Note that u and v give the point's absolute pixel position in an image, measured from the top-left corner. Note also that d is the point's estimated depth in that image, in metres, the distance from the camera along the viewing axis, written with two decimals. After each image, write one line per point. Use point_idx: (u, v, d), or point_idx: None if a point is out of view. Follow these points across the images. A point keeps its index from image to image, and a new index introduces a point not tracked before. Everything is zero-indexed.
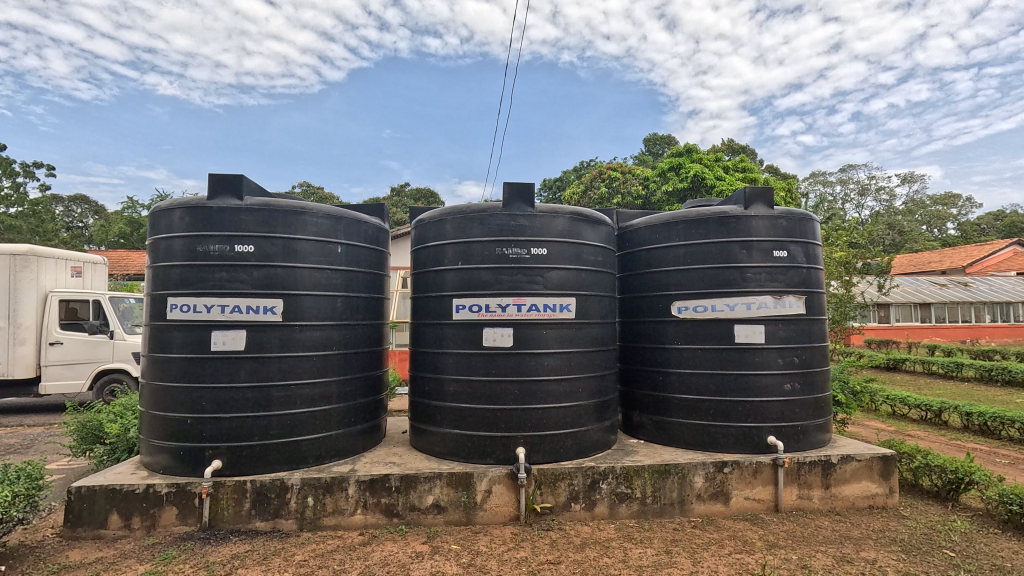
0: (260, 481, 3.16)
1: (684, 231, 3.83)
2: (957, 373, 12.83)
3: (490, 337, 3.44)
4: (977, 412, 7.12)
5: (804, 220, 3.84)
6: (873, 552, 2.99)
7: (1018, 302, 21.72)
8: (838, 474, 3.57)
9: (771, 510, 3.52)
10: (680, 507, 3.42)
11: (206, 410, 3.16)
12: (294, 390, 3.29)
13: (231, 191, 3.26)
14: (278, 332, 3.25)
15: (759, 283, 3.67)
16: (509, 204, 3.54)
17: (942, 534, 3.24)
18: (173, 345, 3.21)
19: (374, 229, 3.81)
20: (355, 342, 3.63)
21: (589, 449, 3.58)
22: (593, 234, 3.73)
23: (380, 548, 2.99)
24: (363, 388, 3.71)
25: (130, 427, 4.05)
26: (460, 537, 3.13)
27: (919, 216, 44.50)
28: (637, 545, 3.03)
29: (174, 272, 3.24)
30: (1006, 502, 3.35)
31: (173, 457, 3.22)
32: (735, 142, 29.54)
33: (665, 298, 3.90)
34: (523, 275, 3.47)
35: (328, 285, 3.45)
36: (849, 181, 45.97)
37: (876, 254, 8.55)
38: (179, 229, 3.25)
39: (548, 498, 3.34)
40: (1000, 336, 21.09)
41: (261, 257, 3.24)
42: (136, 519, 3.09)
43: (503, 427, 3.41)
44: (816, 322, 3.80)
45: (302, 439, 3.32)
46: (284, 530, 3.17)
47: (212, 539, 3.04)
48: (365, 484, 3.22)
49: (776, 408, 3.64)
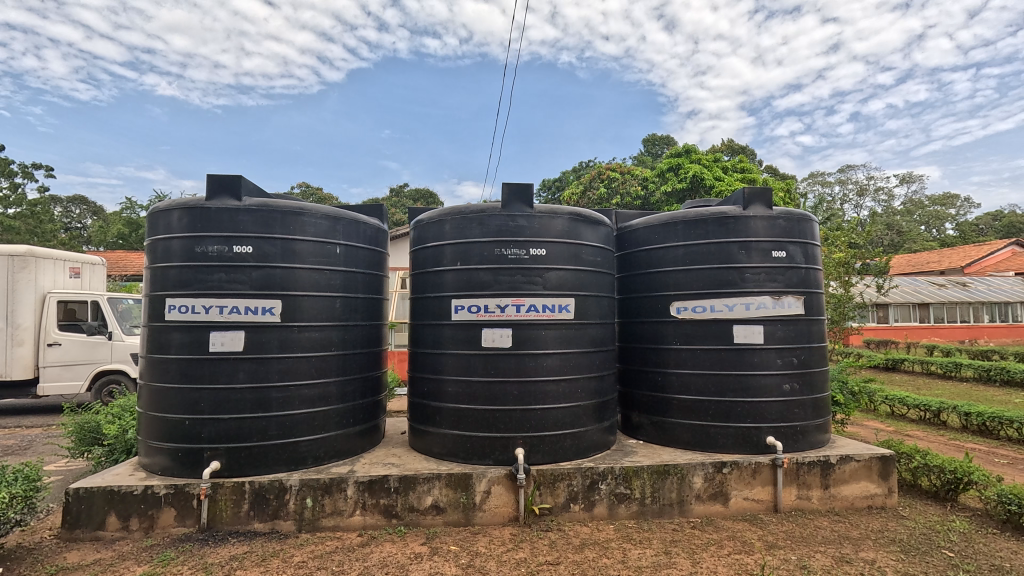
0: (258, 483, 3.15)
1: (683, 231, 3.83)
2: (956, 373, 12.85)
3: (489, 337, 3.44)
4: (976, 412, 7.13)
5: (803, 221, 3.84)
6: (872, 552, 2.99)
7: (1016, 302, 21.75)
8: (837, 474, 3.57)
9: (770, 511, 3.52)
10: (679, 508, 3.42)
11: (205, 411, 3.16)
12: (292, 391, 3.29)
13: (230, 191, 3.25)
14: (276, 332, 3.24)
15: (758, 284, 3.68)
16: (507, 204, 3.54)
17: (941, 534, 3.24)
18: (172, 346, 3.20)
19: (373, 230, 3.80)
20: (354, 343, 3.63)
21: (589, 450, 3.58)
22: (592, 235, 3.73)
23: (379, 549, 2.98)
24: (362, 388, 3.70)
25: (128, 428, 4.05)
26: (459, 538, 3.13)
27: (917, 216, 44.57)
28: (636, 546, 3.03)
29: (172, 273, 3.24)
30: (1005, 502, 3.35)
31: (172, 458, 3.21)
32: (734, 142, 29.62)
33: (664, 298, 3.90)
34: (522, 275, 3.47)
35: (327, 286, 3.45)
36: (848, 181, 46.04)
37: (875, 254, 8.56)
38: (178, 230, 3.24)
39: (547, 498, 3.34)
40: (999, 336, 21.12)
41: (260, 257, 3.24)
42: (134, 520, 3.09)
43: (502, 428, 3.41)
44: (814, 322, 3.80)
45: (300, 440, 3.31)
46: (283, 531, 3.16)
47: (210, 541, 3.04)
48: (364, 484, 3.22)
49: (775, 408, 3.64)
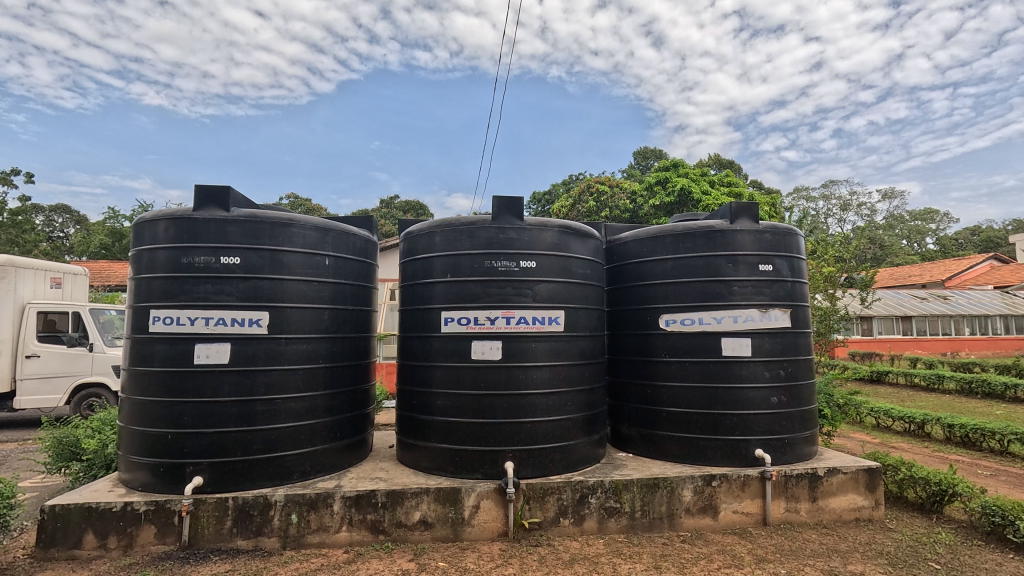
0: (242, 499, 3.08)
1: (672, 244, 3.86)
2: (939, 385, 13.00)
3: (479, 350, 3.42)
4: (959, 424, 7.21)
5: (789, 234, 3.90)
6: (860, 564, 3.00)
7: (996, 315, 22.17)
8: (824, 487, 3.58)
9: (759, 524, 3.52)
10: (668, 522, 3.41)
11: (188, 425, 3.10)
12: (279, 404, 3.24)
13: (217, 203, 3.22)
14: (264, 345, 3.21)
15: (746, 296, 3.72)
16: (498, 217, 3.54)
17: (928, 546, 3.27)
18: (155, 359, 3.14)
19: (362, 241, 3.79)
20: (342, 356, 3.59)
21: (579, 463, 3.57)
22: (582, 248, 3.75)
23: (366, 566, 2.93)
24: (350, 402, 3.66)
25: (109, 442, 3.96)
26: (448, 554, 3.09)
27: (899, 230, 45.58)
28: (626, 561, 3.01)
29: (157, 284, 3.19)
30: (989, 514, 3.40)
31: (152, 474, 3.14)
32: (721, 156, 30.23)
33: (654, 311, 3.92)
34: (512, 287, 3.47)
35: (315, 297, 3.42)
36: (832, 196, 46.85)
37: (861, 268, 8.72)
38: (164, 240, 3.20)
39: (536, 513, 3.31)
40: (980, 350, 21.49)
41: (247, 269, 3.20)
42: (112, 538, 3.00)
43: (492, 441, 3.38)
44: (801, 334, 3.85)
45: (287, 455, 3.26)
46: (267, 548, 3.09)
47: (191, 559, 2.95)
48: (351, 500, 3.16)
49: (763, 420, 3.66)
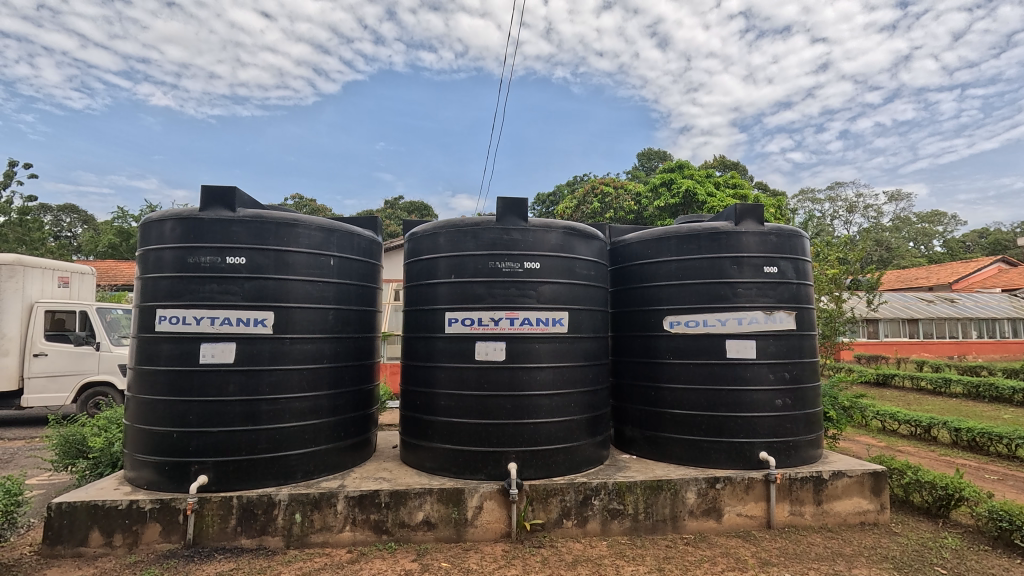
0: (247, 498, 3.09)
1: (676, 246, 3.86)
2: (945, 390, 12.89)
3: (482, 350, 3.43)
4: (966, 428, 7.15)
5: (794, 237, 3.88)
6: (865, 569, 2.98)
7: (1003, 318, 21.99)
8: (829, 490, 3.56)
9: (763, 527, 3.51)
10: (672, 524, 3.40)
11: (194, 424, 3.11)
12: (283, 403, 3.25)
13: (224, 204, 3.25)
14: (268, 344, 3.22)
15: (750, 298, 3.70)
16: (503, 218, 3.55)
17: (934, 550, 3.25)
18: (161, 358, 3.16)
19: (367, 242, 3.81)
20: (347, 355, 3.61)
21: (583, 464, 3.57)
22: (586, 249, 3.74)
23: (369, 566, 2.94)
24: (354, 401, 3.68)
25: (115, 440, 3.98)
26: (451, 554, 3.09)
27: (906, 232, 45.30)
28: (629, 563, 3.01)
29: (163, 284, 3.21)
30: (995, 519, 3.37)
31: (158, 472, 3.16)
32: (726, 158, 30.15)
33: (658, 313, 3.92)
34: (515, 288, 3.48)
35: (319, 297, 3.43)
36: (838, 198, 46.58)
37: (867, 269, 8.67)
38: (171, 240, 3.22)
39: (539, 514, 3.31)
40: (987, 352, 21.31)
41: (252, 268, 3.22)
42: (117, 536, 3.02)
43: (495, 442, 3.38)
44: (806, 337, 3.83)
45: (290, 454, 3.27)
46: (270, 548, 3.10)
47: (195, 557, 2.97)
48: (354, 499, 3.17)
49: (767, 423, 3.64)
